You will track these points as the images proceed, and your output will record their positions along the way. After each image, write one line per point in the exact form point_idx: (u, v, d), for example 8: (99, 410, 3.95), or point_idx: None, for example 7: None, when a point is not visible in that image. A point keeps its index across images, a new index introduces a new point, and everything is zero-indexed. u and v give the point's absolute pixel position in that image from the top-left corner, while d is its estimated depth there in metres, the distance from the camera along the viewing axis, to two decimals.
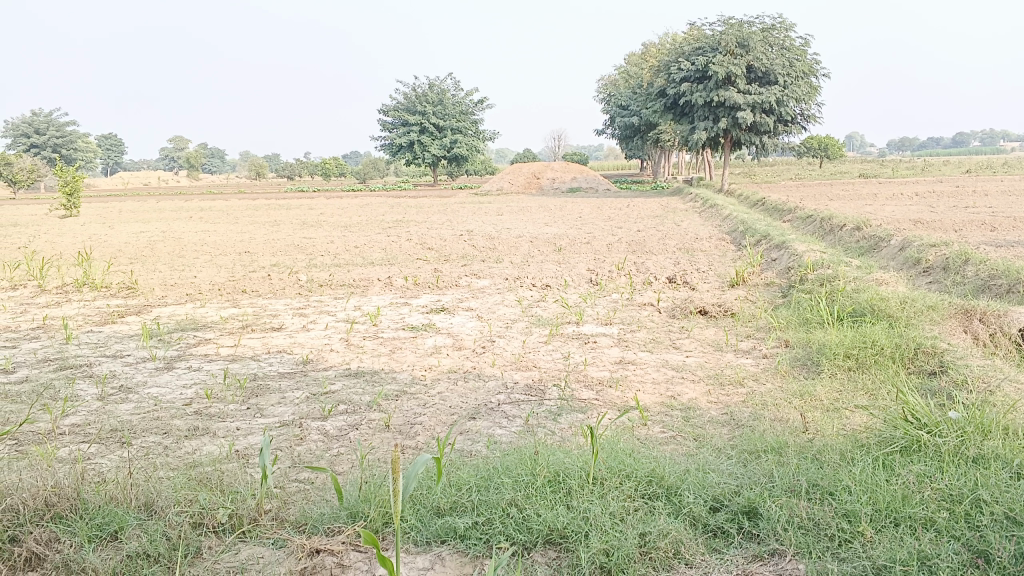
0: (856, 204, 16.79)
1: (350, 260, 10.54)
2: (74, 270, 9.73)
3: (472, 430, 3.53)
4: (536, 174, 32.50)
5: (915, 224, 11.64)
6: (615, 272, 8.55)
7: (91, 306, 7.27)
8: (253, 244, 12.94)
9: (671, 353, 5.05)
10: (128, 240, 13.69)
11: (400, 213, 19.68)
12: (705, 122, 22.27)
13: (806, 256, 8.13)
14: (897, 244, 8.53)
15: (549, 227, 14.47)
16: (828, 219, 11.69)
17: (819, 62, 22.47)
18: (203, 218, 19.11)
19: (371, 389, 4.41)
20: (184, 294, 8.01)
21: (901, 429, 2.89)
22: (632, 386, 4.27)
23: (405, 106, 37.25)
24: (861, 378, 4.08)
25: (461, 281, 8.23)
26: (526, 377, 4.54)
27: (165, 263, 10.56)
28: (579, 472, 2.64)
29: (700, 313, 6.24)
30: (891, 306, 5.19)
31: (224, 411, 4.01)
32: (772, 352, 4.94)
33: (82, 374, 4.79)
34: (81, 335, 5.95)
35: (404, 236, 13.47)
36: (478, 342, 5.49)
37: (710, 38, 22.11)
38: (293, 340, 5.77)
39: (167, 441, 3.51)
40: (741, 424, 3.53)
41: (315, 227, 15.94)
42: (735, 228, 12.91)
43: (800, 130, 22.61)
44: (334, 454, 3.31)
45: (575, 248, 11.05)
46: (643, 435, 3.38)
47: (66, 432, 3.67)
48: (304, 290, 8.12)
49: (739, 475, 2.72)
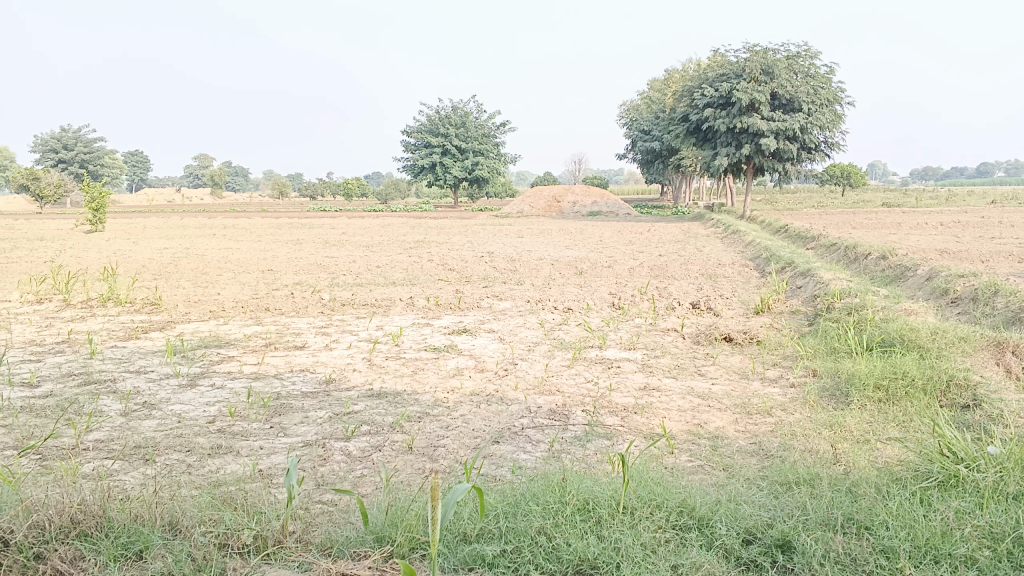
0: (880, 233, 16.66)
1: (372, 280, 10.58)
2: (99, 284, 9.82)
3: (497, 454, 3.49)
4: (557, 198, 32.56)
5: (941, 254, 11.52)
6: (638, 297, 8.51)
7: (116, 321, 7.32)
8: (276, 262, 13.02)
9: (696, 380, 5.00)
10: (152, 255, 13.83)
11: (421, 234, 19.75)
12: (728, 148, 22.24)
13: (832, 284, 8.05)
14: (924, 274, 8.43)
15: (571, 251, 14.45)
16: (853, 247, 11.61)
17: (844, 90, 22.44)
18: (226, 235, 19.27)
19: (394, 410, 4.39)
20: (208, 310, 8.05)
21: (937, 464, 2.82)
22: (657, 413, 4.22)
23: (428, 128, 37.51)
24: (892, 410, 4.01)
25: (483, 303, 8.21)
26: (549, 401, 4.50)
27: (188, 280, 10.64)
28: (609, 501, 2.60)
29: (725, 339, 6.18)
30: (922, 337, 5.11)
31: (247, 429, 4.00)
32: (800, 381, 4.87)
33: (106, 389, 4.80)
34: (106, 350, 5.98)
35: (425, 257, 13.51)
36: (501, 364, 5.46)
37: (735, 64, 22.13)
38: (316, 359, 5.77)
39: (190, 459, 3.50)
40: (769, 455, 3.47)
41: (337, 247, 16.03)
42: (758, 254, 12.83)
43: (823, 158, 22.53)
44: (357, 476, 3.29)
45: (597, 272, 11.02)
46: (670, 464, 3.33)
47: (91, 447, 3.68)
48: (326, 309, 8.13)
49: (772, 507, 2.66)
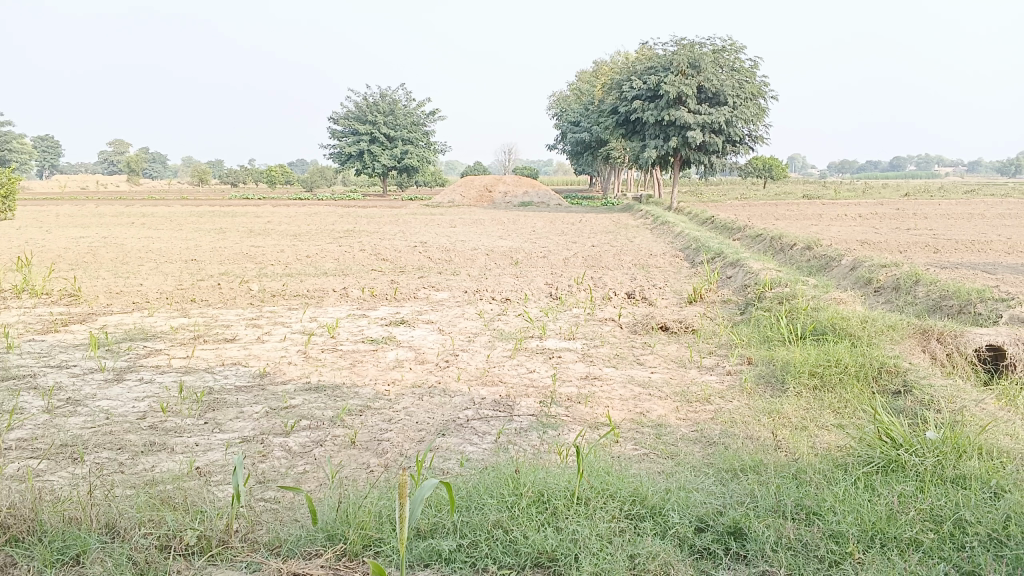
0: (802, 224, 17.14)
1: (303, 270, 10.37)
2: (12, 276, 9.35)
3: (444, 447, 3.45)
4: (488, 187, 32.54)
5: (862, 245, 11.93)
6: (574, 287, 8.55)
7: (33, 313, 6.98)
8: (201, 252, 12.63)
9: (636, 369, 5.04)
10: (68, 245, 13.25)
11: (351, 222, 19.43)
12: (656, 140, 22.53)
13: (762, 274, 8.25)
14: (848, 264, 8.72)
15: (504, 240, 14.44)
16: (778, 238, 11.92)
17: (767, 84, 23.01)
18: (147, 224, 18.62)
19: (334, 404, 4.29)
20: (132, 302, 7.74)
21: (877, 449, 2.91)
22: (601, 403, 4.24)
23: (356, 116, 36.89)
24: (827, 397, 4.12)
25: (419, 293, 8.13)
26: (492, 392, 4.47)
27: (109, 270, 10.23)
28: (563, 492, 2.59)
29: (662, 328, 6.26)
30: (853, 325, 5.27)
31: (181, 425, 3.85)
32: (736, 369, 4.96)
33: (26, 385, 4.56)
34: (24, 344, 5.69)
35: (357, 246, 13.31)
36: (441, 355, 5.41)
37: (662, 57, 22.41)
38: (249, 352, 5.60)
39: (122, 457, 3.35)
40: (713, 442, 3.51)
41: (264, 236, 15.64)
42: (687, 244, 13.06)
43: (747, 151, 23.05)
44: (300, 472, 3.20)
45: (532, 262, 11.04)
46: (617, 453, 3.34)
47: (13, 447, 3.49)
48: (257, 300, 7.93)
49: (721, 495, 2.69)
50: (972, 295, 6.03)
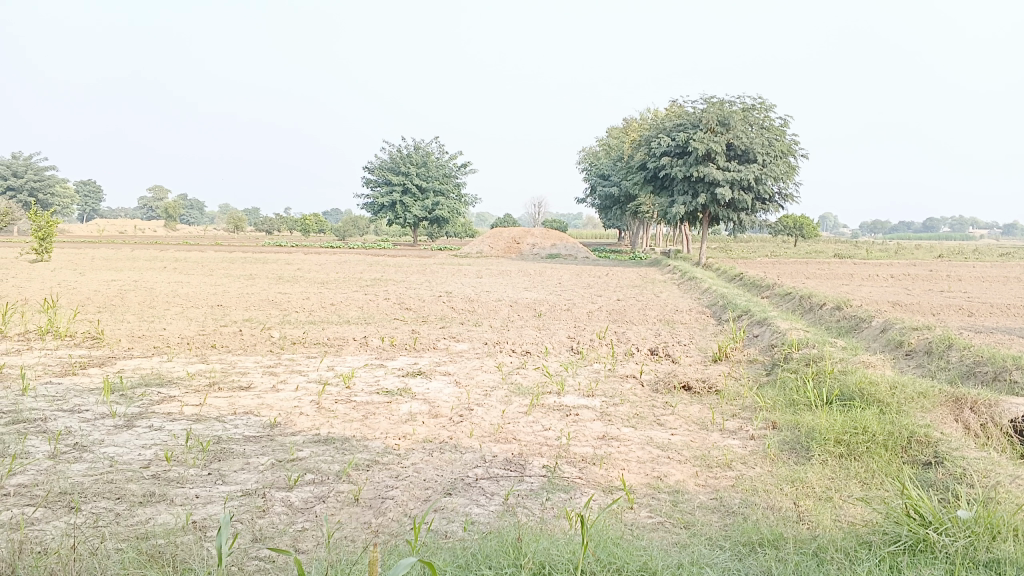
0: (834, 284, 16.89)
1: (326, 317, 10.37)
2: (38, 317, 9.42)
3: (449, 508, 3.32)
4: (517, 239, 32.65)
5: (893, 306, 11.70)
6: (597, 342, 8.43)
7: (53, 356, 6.99)
8: (227, 297, 12.70)
9: (655, 431, 4.86)
10: (98, 287, 13.41)
11: (379, 271, 19.48)
12: (685, 196, 22.49)
13: (789, 334, 8.08)
14: (878, 326, 8.52)
15: (529, 292, 14.38)
16: (807, 297, 11.73)
17: (798, 142, 23.00)
18: (178, 269, 18.84)
19: (341, 458, 4.18)
20: (152, 347, 7.74)
21: (905, 526, 2.75)
22: (617, 465, 4.08)
23: (389, 166, 37.35)
24: (853, 466, 3.93)
25: (439, 344, 8.05)
26: (505, 450, 4.34)
27: (134, 314, 10.29)
28: (567, 564, 2.46)
29: (684, 387, 6.10)
30: (882, 391, 5.09)
31: (183, 476, 3.77)
32: (760, 434, 4.77)
33: (35, 429, 4.50)
34: (39, 386, 5.67)
35: (381, 295, 13.33)
36: (456, 410, 5.29)
37: (692, 114, 22.51)
38: (262, 401, 5.52)
39: (119, 508, 3.26)
40: (732, 511, 3.35)
41: (291, 283, 15.71)
42: (714, 301, 12.90)
43: (777, 209, 22.91)
44: (299, 530, 3.08)
45: (555, 315, 10.95)
46: (630, 520, 3.20)
47: (11, 493, 3.41)
48: (276, 348, 7.89)
49: (736, 572, 2.54)
50: (1008, 361, 5.82)
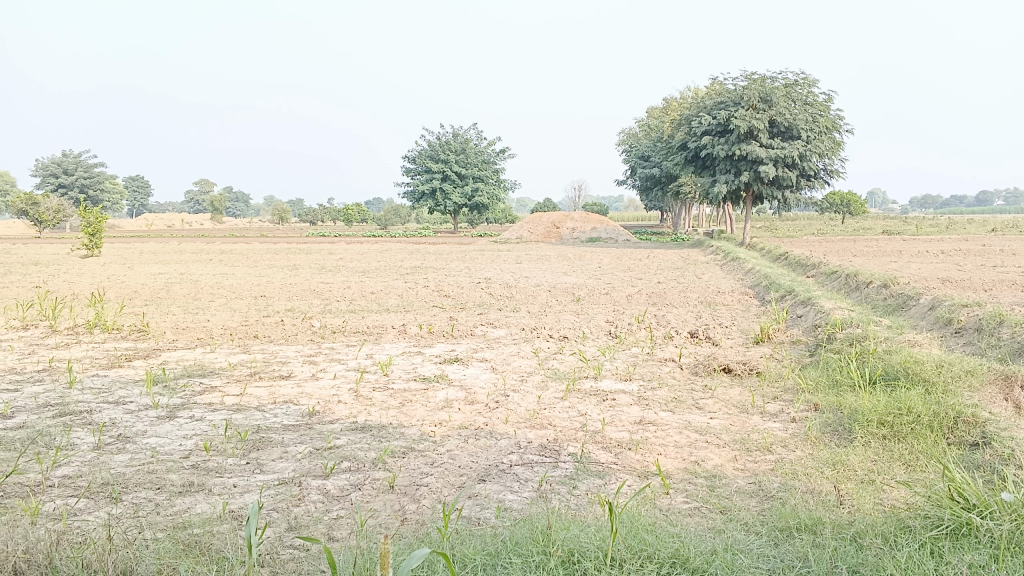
0: (881, 261, 16.52)
1: (366, 306, 10.43)
2: (87, 310, 9.63)
3: (482, 494, 3.32)
4: (556, 223, 32.54)
5: (943, 282, 11.38)
6: (635, 325, 8.36)
7: (101, 349, 7.14)
8: (270, 288, 12.87)
9: (694, 415, 4.79)
10: (146, 280, 13.67)
11: (419, 259, 19.56)
12: (727, 175, 22.15)
13: (833, 314, 7.91)
14: (926, 303, 8.30)
15: (568, 277, 14.31)
16: (853, 275, 11.48)
17: (843, 117, 22.50)
18: (223, 261, 19.14)
19: (377, 445, 4.21)
20: (196, 338, 7.87)
21: (948, 510, 2.66)
22: (653, 450, 4.03)
23: (429, 154, 37.44)
24: (897, 448, 3.84)
25: (477, 330, 8.05)
26: (540, 436, 4.32)
27: (180, 306, 10.47)
28: (596, 552, 2.45)
29: (724, 370, 6.01)
30: (928, 370, 4.95)
31: (222, 465, 3.81)
32: (802, 416, 4.68)
33: (81, 422, 4.60)
34: (86, 379, 5.80)
35: (421, 283, 13.38)
36: (492, 396, 5.28)
37: (733, 91, 22.12)
38: (301, 390, 5.59)
39: (159, 498, 3.32)
40: (770, 496, 3.28)
41: (333, 273, 15.84)
42: (758, 282, 12.69)
43: (822, 185, 22.44)
44: (333, 518, 3.10)
45: (594, 299, 10.89)
46: (665, 506, 3.16)
47: (56, 484, 3.49)
48: (317, 337, 7.97)
49: (771, 558, 2.49)
50: None
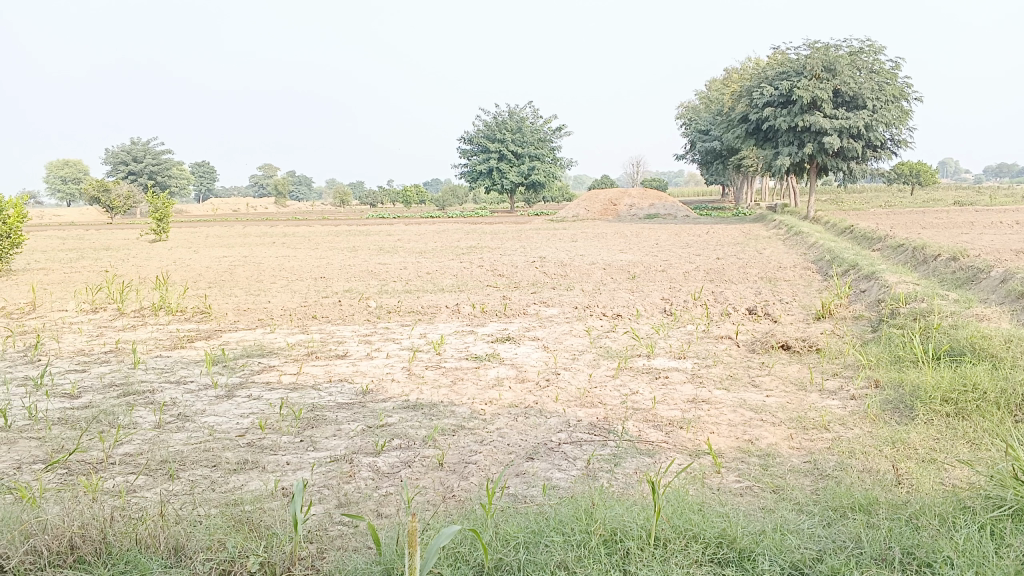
0: (953, 233, 15.88)
1: (422, 286, 10.49)
2: (153, 293, 9.93)
3: (530, 472, 3.31)
4: (614, 201, 32.25)
5: (1017, 254, 10.91)
6: (690, 302, 8.24)
7: (165, 330, 7.36)
8: (329, 269, 13.06)
9: (749, 393, 4.70)
10: (210, 264, 14.02)
11: (475, 239, 19.57)
12: (789, 147, 21.59)
13: (897, 288, 7.66)
14: (998, 276, 7.95)
15: (624, 254, 14.15)
16: (921, 248, 11.09)
17: (912, 85, 21.71)
18: (285, 244, 19.51)
19: (428, 423, 4.23)
20: (256, 319, 8.04)
21: (1011, 489, 2.56)
22: (705, 428, 3.96)
23: (485, 134, 37.44)
24: (960, 426, 3.70)
25: (530, 309, 8.04)
26: (590, 414, 4.29)
27: (241, 288, 10.69)
28: (639, 531, 2.43)
29: (781, 347, 5.87)
30: (996, 345, 4.76)
31: (276, 444, 3.88)
32: (861, 393, 4.55)
33: (143, 401, 4.75)
34: (149, 360, 5.98)
35: (477, 262, 13.42)
36: (543, 374, 5.26)
37: (795, 61, 21.52)
38: (355, 369, 5.66)
39: (214, 475, 3.39)
40: (826, 475, 3.19)
41: (390, 254, 15.97)
42: (820, 257, 12.35)
43: (889, 156, 21.72)
44: (382, 495, 3.13)
45: (650, 276, 10.76)
46: (715, 485, 3.10)
47: (117, 461, 3.60)
48: (372, 317, 8.07)
49: (822, 538, 2.42)
50: None
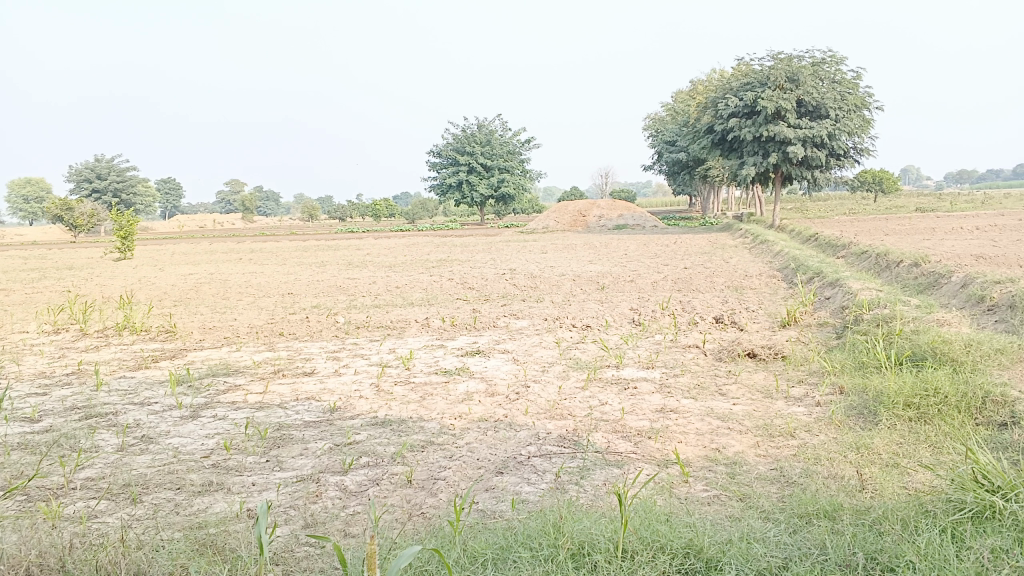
0: (915, 239, 16.15)
1: (391, 301, 10.45)
2: (116, 313, 9.77)
3: (499, 487, 3.30)
4: (583, 212, 32.41)
5: (976, 259, 11.12)
6: (659, 312, 8.29)
7: (129, 350, 7.25)
8: (297, 285, 12.95)
9: (717, 401, 4.73)
10: (176, 282, 13.84)
11: (445, 252, 19.55)
12: (755, 157, 21.86)
13: (860, 295, 7.78)
14: (959, 281, 8.10)
15: (594, 265, 14.22)
16: (884, 255, 11.27)
17: (873, 94, 22.10)
18: (252, 260, 19.32)
19: (397, 440, 4.20)
20: (222, 337, 7.94)
21: (971, 492, 2.60)
22: (673, 438, 3.98)
23: (454, 147, 37.46)
24: (923, 430, 3.75)
25: (499, 322, 8.03)
26: (560, 426, 4.29)
27: (207, 306, 10.56)
28: (607, 544, 2.43)
29: (748, 355, 5.92)
30: (956, 349, 4.85)
31: (242, 464, 3.84)
32: (826, 399, 4.60)
33: (105, 424, 4.66)
34: (112, 381, 5.88)
35: (446, 275, 13.39)
36: (512, 387, 5.25)
37: (760, 72, 21.84)
38: (323, 386, 5.60)
39: (178, 498, 3.34)
40: (791, 482, 3.22)
41: (359, 268, 15.89)
42: (786, 265, 12.50)
43: (853, 164, 22.08)
44: (350, 514, 3.10)
45: (619, 287, 10.81)
46: (683, 494, 3.12)
47: (78, 486, 3.53)
48: (341, 333, 8.01)
49: (788, 546, 2.45)
50: None
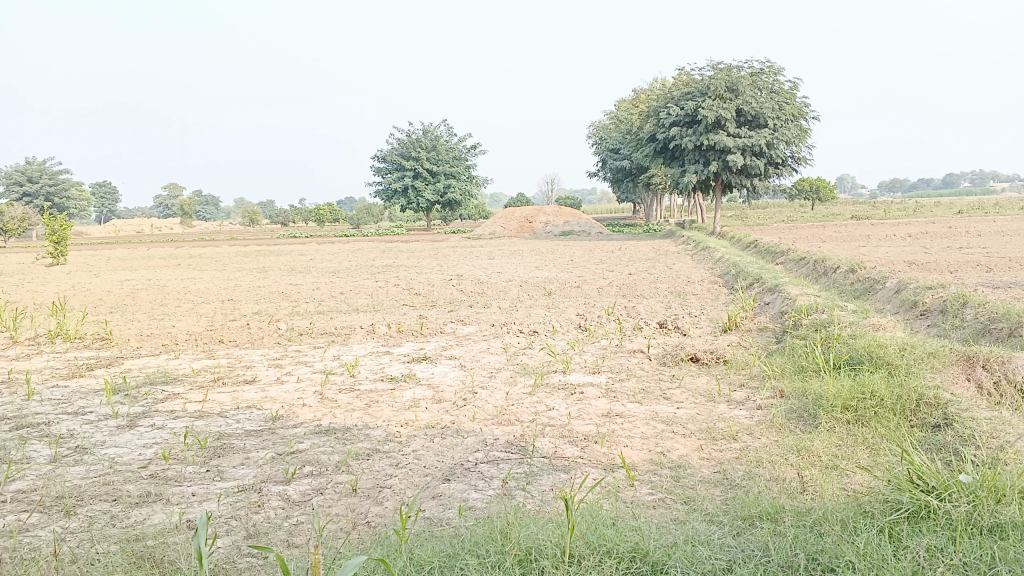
0: (851, 246, 16.61)
1: (335, 307, 10.32)
2: (48, 320, 9.44)
3: (446, 494, 3.28)
4: (529, 218, 32.52)
5: (909, 266, 11.47)
6: (604, 318, 8.36)
7: (62, 359, 7.01)
8: (238, 291, 12.70)
9: (661, 405, 4.78)
10: (112, 288, 13.46)
11: (391, 258, 19.40)
12: (696, 165, 22.23)
13: (799, 300, 7.96)
14: (892, 286, 8.35)
15: (540, 271, 14.27)
16: (821, 261, 11.55)
17: (809, 104, 22.68)
18: (192, 266, 18.90)
19: (341, 448, 4.14)
20: (160, 345, 7.74)
21: (906, 493, 2.68)
22: (619, 442, 4.01)
23: (400, 153, 37.24)
24: (860, 432, 3.85)
25: (446, 328, 8.00)
26: (507, 432, 4.28)
27: (145, 313, 10.29)
28: (554, 549, 2.43)
29: (691, 360, 6.01)
30: (891, 353, 4.99)
31: (181, 474, 3.74)
32: (767, 403, 4.69)
33: (36, 434, 4.50)
34: (44, 390, 5.68)
35: (392, 281, 13.30)
36: (459, 394, 5.23)
37: (700, 82, 22.23)
38: (265, 394, 5.50)
39: (114, 510, 3.24)
40: (734, 484, 3.27)
41: (303, 274, 15.66)
42: (727, 271, 12.72)
43: (790, 173, 22.61)
44: (293, 524, 3.05)
45: (565, 292, 10.87)
46: (629, 498, 3.14)
47: (7, 500, 3.39)
48: (284, 340, 7.88)
49: (732, 548, 2.48)
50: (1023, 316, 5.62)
